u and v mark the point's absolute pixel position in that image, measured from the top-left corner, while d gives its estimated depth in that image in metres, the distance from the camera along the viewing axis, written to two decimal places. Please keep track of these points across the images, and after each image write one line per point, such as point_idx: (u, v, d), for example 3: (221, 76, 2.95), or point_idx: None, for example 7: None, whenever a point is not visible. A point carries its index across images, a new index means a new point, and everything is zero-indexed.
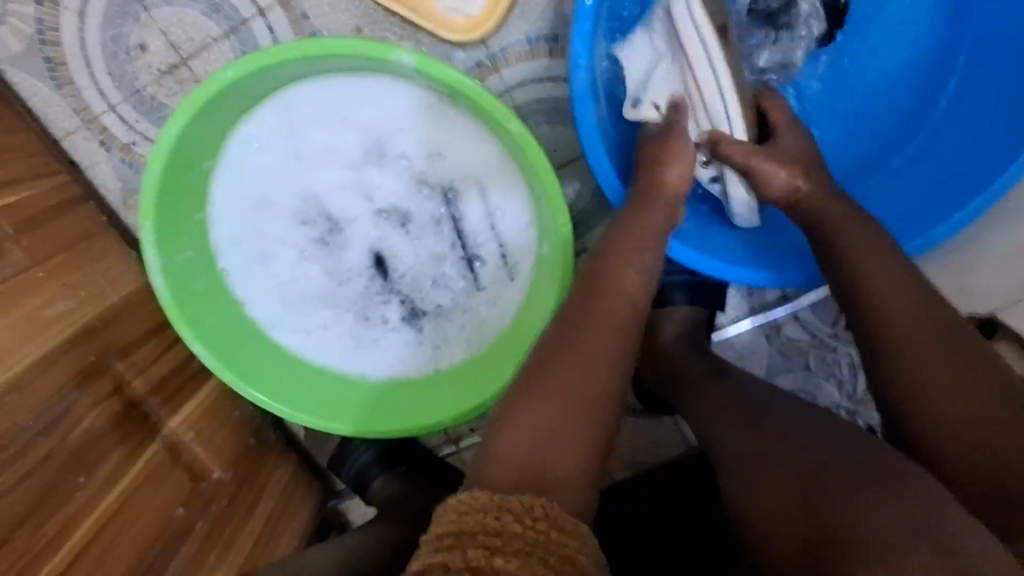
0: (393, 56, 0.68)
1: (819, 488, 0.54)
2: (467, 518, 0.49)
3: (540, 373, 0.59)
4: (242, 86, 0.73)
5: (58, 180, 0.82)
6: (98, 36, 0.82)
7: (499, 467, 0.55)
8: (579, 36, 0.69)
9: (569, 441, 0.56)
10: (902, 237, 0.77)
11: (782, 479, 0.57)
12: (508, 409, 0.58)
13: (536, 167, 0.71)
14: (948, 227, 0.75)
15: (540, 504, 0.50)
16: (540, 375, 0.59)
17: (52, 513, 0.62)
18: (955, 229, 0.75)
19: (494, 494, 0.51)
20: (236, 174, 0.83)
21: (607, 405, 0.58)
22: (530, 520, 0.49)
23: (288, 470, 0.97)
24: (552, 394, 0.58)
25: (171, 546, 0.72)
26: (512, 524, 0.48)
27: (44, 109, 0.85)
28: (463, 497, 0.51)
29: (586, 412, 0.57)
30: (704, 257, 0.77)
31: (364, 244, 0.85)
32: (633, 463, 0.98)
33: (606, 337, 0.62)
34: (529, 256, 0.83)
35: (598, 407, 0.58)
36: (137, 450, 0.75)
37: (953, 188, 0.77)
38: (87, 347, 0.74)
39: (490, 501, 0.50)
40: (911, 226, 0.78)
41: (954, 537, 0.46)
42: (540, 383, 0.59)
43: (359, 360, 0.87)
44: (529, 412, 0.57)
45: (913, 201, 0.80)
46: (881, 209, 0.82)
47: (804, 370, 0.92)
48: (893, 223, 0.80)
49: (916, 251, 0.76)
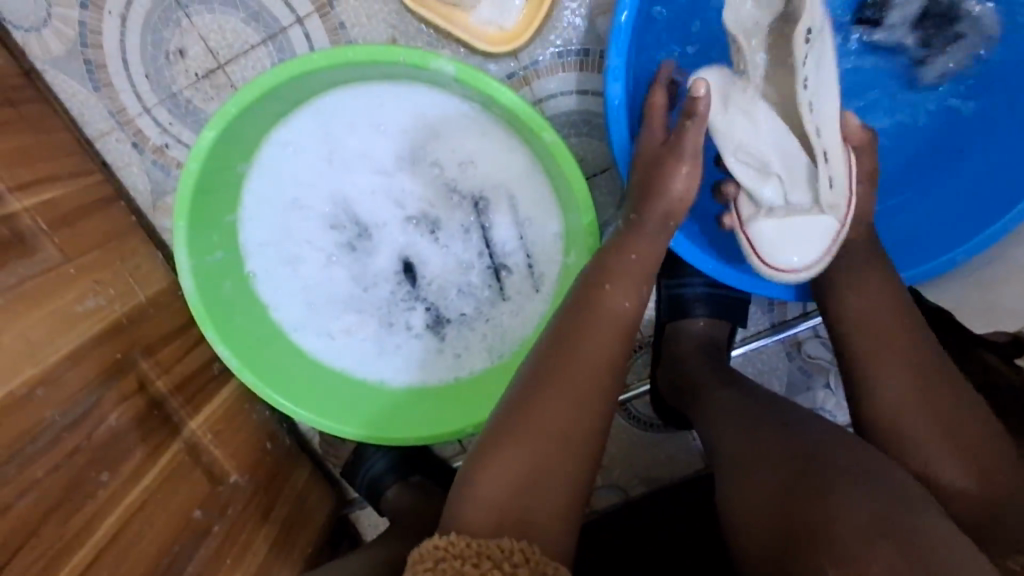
0: (434, 63, 0.70)
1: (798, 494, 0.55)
2: (441, 567, 0.49)
3: (541, 382, 0.59)
4: (282, 90, 0.74)
5: (91, 179, 0.83)
6: (139, 41, 0.84)
7: (490, 486, 0.55)
8: (617, 48, 0.70)
9: (572, 448, 0.57)
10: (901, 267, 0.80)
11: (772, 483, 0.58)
12: (509, 416, 0.58)
13: (568, 175, 0.73)
14: (943, 264, 0.77)
15: (520, 549, 0.50)
16: (546, 378, 0.60)
17: (76, 509, 0.61)
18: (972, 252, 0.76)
19: (471, 539, 0.51)
20: (270, 177, 0.84)
21: (596, 416, 0.59)
22: (510, 566, 0.49)
23: (300, 476, 0.96)
24: (541, 410, 0.58)
25: (189, 548, 0.71)
26: (491, 571, 0.48)
27: (80, 110, 0.86)
28: (440, 543, 0.51)
29: (577, 421, 0.58)
30: (726, 268, 0.77)
31: (392, 249, 0.86)
32: (648, 478, 0.98)
33: (625, 341, 0.63)
34: (555, 266, 0.84)
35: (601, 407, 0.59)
36: (158, 449, 0.74)
37: (964, 221, 0.79)
38: (114, 344, 0.74)
39: (468, 548, 0.50)
40: (932, 249, 0.79)
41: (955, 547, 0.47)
42: (544, 386, 0.59)
43: (382, 366, 0.87)
44: (536, 416, 0.57)
45: (926, 227, 0.82)
46: (893, 233, 0.84)
47: (824, 388, 0.92)
48: (937, 234, 0.80)
49: (914, 282, 0.78)
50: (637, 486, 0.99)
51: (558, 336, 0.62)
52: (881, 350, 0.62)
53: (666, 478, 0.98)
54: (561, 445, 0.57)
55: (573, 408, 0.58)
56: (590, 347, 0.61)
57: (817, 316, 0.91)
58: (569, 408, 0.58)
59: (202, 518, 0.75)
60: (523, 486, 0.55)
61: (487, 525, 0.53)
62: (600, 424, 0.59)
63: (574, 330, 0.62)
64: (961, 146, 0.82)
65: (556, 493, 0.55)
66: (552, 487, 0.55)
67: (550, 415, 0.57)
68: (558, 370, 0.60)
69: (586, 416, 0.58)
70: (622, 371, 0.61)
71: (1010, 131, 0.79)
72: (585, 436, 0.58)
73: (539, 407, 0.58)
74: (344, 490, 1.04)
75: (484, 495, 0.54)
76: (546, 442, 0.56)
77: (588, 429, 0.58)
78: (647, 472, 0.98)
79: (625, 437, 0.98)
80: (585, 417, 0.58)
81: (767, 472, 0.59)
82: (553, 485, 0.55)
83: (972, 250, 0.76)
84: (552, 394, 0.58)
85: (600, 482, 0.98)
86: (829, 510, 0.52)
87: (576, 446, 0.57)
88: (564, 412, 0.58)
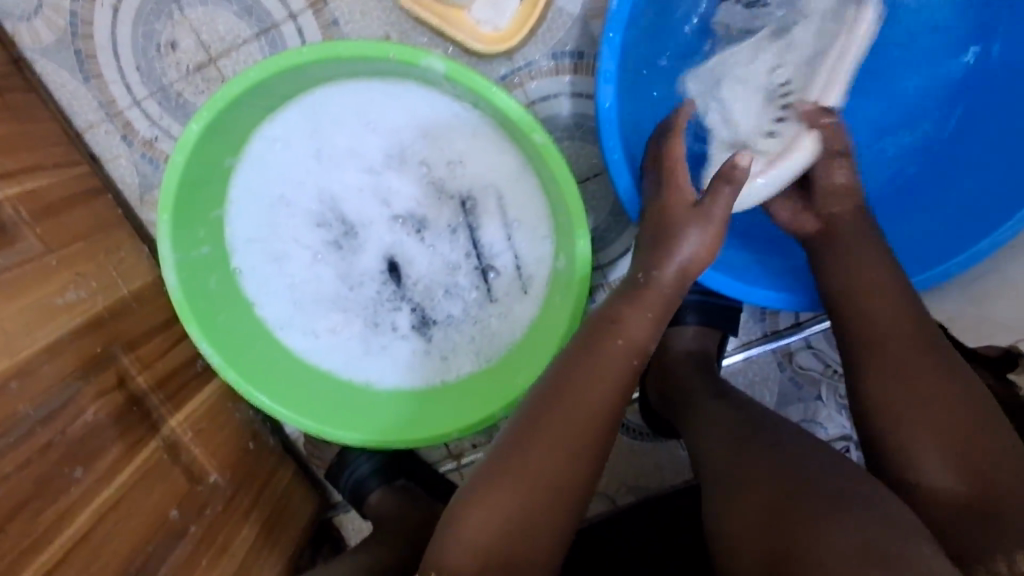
0: (423, 60, 0.69)
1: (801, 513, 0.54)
2: None
3: (535, 411, 0.59)
4: (271, 85, 0.73)
5: (78, 170, 0.82)
6: (130, 32, 0.83)
7: (479, 524, 0.54)
8: (609, 50, 0.69)
9: (565, 481, 0.57)
10: (910, 271, 0.77)
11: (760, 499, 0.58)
12: (509, 448, 0.58)
13: (559, 178, 0.72)
14: (936, 274, 0.75)
15: None
16: (547, 410, 0.59)
17: (45, 506, 0.60)
18: (972, 261, 0.74)
19: None
20: (257, 172, 0.83)
21: (590, 448, 0.58)
22: None
23: (284, 478, 0.94)
24: (533, 449, 0.57)
25: (164, 547, 0.70)
26: None
27: (69, 100, 0.85)
28: None
29: (572, 460, 0.57)
30: (719, 275, 0.76)
31: (379, 249, 0.84)
32: (635, 487, 0.97)
33: (620, 365, 0.62)
34: (546, 269, 0.83)
35: (595, 435, 0.59)
36: (136, 445, 0.73)
37: (953, 232, 0.77)
38: (95, 338, 0.73)
39: None
40: (923, 259, 0.78)
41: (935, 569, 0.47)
42: (543, 420, 0.58)
43: (367, 367, 0.86)
44: (532, 451, 0.57)
45: (922, 230, 0.80)
46: (899, 231, 0.81)
47: (815, 401, 0.91)
48: (919, 249, 0.79)
49: (923, 286, 0.76)
50: (624, 495, 0.97)
51: (560, 364, 0.62)
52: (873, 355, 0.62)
53: (654, 488, 0.96)
54: (561, 482, 0.57)
55: (566, 447, 0.57)
56: (588, 373, 0.60)
57: (809, 326, 0.90)
58: (562, 450, 0.57)
59: (179, 518, 0.74)
60: (512, 527, 0.54)
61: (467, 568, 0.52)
62: (591, 457, 0.58)
63: (572, 364, 0.61)
64: (968, 131, 0.79)
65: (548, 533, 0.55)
66: (538, 526, 0.55)
67: (543, 453, 0.57)
68: (555, 406, 0.59)
69: (578, 458, 0.58)
70: (600, 383, 0.60)
71: (998, 134, 0.77)
72: (573, 473, 0.57)
73: (532, 447, 0.57)
74: (328, 493, 1.02)
75: (470, 535, 0.54)
76: (535, 484, 0.56)
77: (584, 469, 0.58)
78: (635, 481, 0.97)
79: (612, 445, 0.96)
80: (580, 452, 0.58)
81: (758, 494, 0.58)
82: (543, 528, 0.55)
83: (972, 260, 0.74)
84: (551, 431, 0.58)
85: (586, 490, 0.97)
86: (811, 538, 0.50)
87: (564, 480, 0.57)
88: (555, 448, 0.57)
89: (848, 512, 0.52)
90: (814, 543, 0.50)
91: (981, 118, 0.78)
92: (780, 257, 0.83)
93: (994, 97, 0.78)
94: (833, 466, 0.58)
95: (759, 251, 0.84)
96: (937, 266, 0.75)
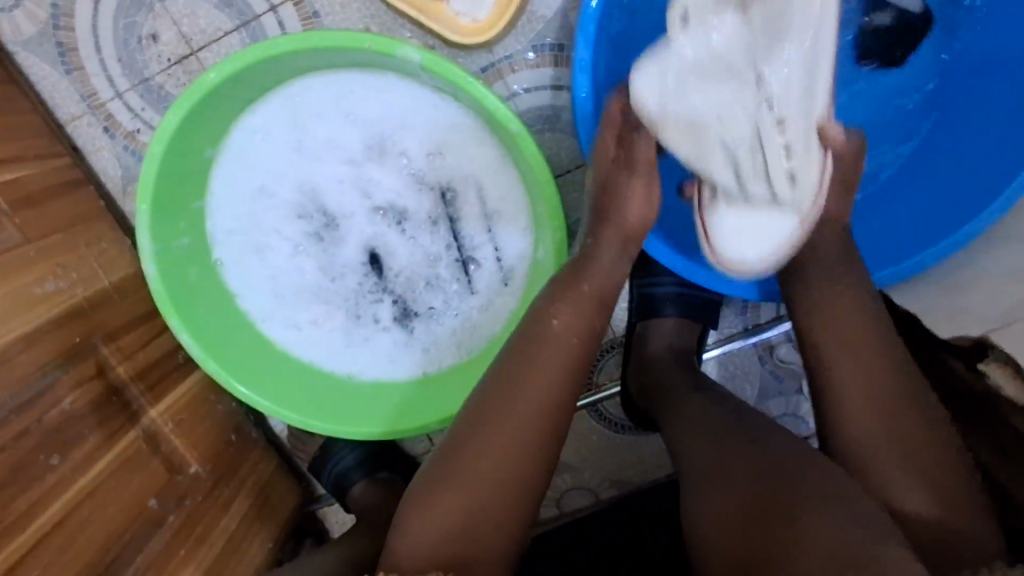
0: (400, 51, 0.69)
1: (771, 509, 0.55)
2: None
3: (488, 404, 0.60)
4: (249, 76, 0.74)
5: (60, 161, 0.83)
6: (111, 24, 0.84)
7: (426, 518, 0.56)
8: (584, 39, 0.70)
9: (526, 474, 0.58)
10: (873, 267, 0.78)
11: (731, 494, 0.59)
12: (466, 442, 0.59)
13: (535, 170, 0.72)
14: (909, 268, 0.75)
15: None
16: (510, 401, 0.59)
17: (20, 492, 0.60)
18: (943, 255, 0.74)
19: None
20: (238, 164, 0.83)
21: (552, 443, 0.59)
22: None
23: (267, 470, 0.95)
24: (492, 443, 0.58)
25: (142, 537, 0.70)
26: None
27: (51, 92, 0.85)
28: None
29: (534, 451, 0.58)
30: (697, 268, 0.77)
31: (360, 241, 0.85)
32: (618, 481, 0.97)
33: (591, 355, 0.62)
34: (525, 261, 0.83)
35: (557, 424, 0.60)
36: (115, 435, 0.73)
37: (918, 232, 0.78)
38: (74, 328, 0.73)
39: None
40: (894, 256, 0.78)
41: (900, 561, 0.47)
42: (506, 412, 0.59)
43: (349, 359, 0.86)
44: (492, 442, 0.58)
45: (897, 227, 0.80)
46: (863, 229, 0.83)
47: (796, 394, 0.92)
48: (891, 247, 0.79)
49: (883, 283, 0.77)
50: (608, 489, 0.97)
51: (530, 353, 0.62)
52: (846, 352, 0.62)
53: (637, 482, 0.97)
54: (518, 475, 0.58)
55: (524, 444, 0.58)
56: (547, 365, 0.61)
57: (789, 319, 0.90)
58: (522, 447, 0.58)
59: (157, 508, 0.74)
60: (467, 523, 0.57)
61: (416, 561, 0.54)
62: (553, 448, 0.59)
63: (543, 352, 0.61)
64: (940, 139, 0.80)
65: (502, 528, 0.57)
66: (490, 527, 0.56)
67: (500, 445, 0.58)
68: (522, 396, 0.59)
69: (541, 449, 0.59)
70: (568, 377, 0.61)
71: (974, 129, 0.77)
72: (525, 466, 0.58)
73: (491, 439, 0.58)
74: (311, 486, 1.03)
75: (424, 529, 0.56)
76: (484, 482, 0.57)
77: (544, 460, 0.59)
78: (617, 475, 0.97)
79: (595, 438, 0.96)
80: (544, 443, 0.59)
81: (734, 489, 0.59)
82: (488, 521, 0.56)
83: (942, 254, 0.74)
84: (515, 422, 0.58)
85: (568, 483, 0.97)
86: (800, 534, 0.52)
87: (523, 473, 0.58)
88: (517, 441, 0.58)
89: (831, 504, 0.53)
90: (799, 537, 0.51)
91: (956, 117, 0.79)
92: None
93: (968, 107, 0.78)
94: (805, 454, 0.60)
95: None
96: (902, 264, 0.76)
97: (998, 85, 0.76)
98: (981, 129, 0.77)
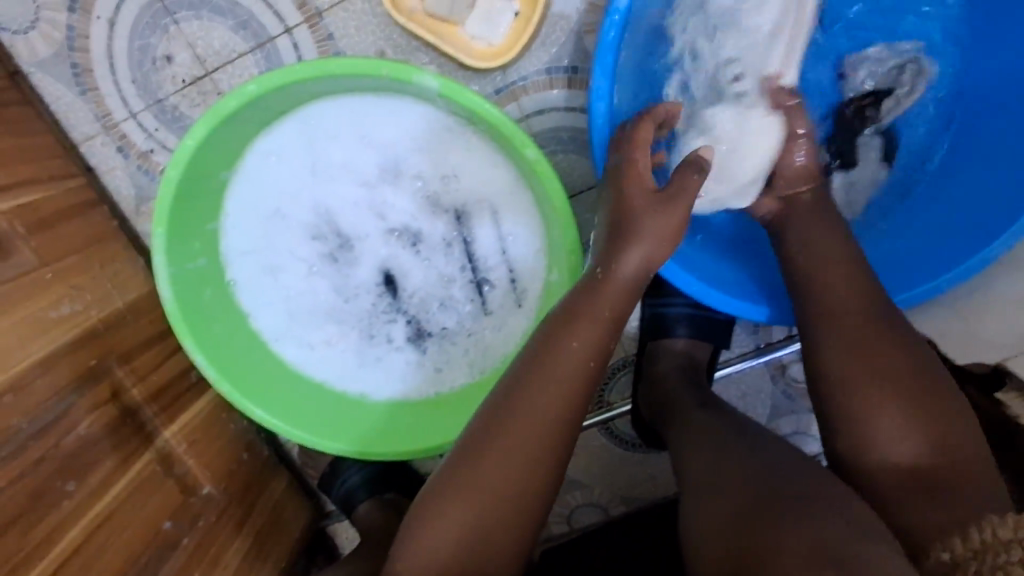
0: (418, 78, 0.70)
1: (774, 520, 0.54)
2: None
3: (498, 414, 0.59)
4: (267, 100, 0.74)
5: (72, 182, 0.83)
6: (126, 45, 0.84)
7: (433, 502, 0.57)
8: (602, 68, 0.71)
9: (538, 493, 0.58)
10: (893, 288, 0.77)
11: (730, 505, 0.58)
12: (475, 451, 0.58)
13: (550, 192, 0.72)
14: (927, 290, 0.75)
15: None
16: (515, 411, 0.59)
17: (39, 519, 0.59)
18: (960, 278, 0.74)
19: None
20: (253, 185, 0.83)
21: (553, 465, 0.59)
22: None
23: (277, 488, 0.95)
24: (489, 459, 0.58)
25: (158, 559, 0.70)
26: None
27: (65, 114, 0.86)
28: None
29: (534, 471, 0.58)
30: (711, 290, 0.77)
31: (374, 262, 0.85)
32: (628, 497, 0.97)
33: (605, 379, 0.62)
34: (538, 283, 0.83)
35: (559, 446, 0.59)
36: (129, 457, 0.73)
37: (940, 248, 0.77)
38: (89, 351, 0.73)
39: None
40: (902, 278, 0.78)
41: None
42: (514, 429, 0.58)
43: (362, 378, 0.86)
44: (499, 464, 0.57)
45: (909, 247, 0.80)
46: (877, 252, 0.82)
47: (807, 413, 0.92)
48: (893, 271, 0.79)
49: (905, 304, 0.76)
50: (618, 506, 0.97)
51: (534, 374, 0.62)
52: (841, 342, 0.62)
53: (646, 499, 0.97)
54: (529, 493, 0.58)
55: (529, 466, 0.58)
56: (553, 379, 0.60)
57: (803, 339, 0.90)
58: (529, 468, 0.58)
59: (173, 530, 0.74)
60: (472, 539, 0.56)
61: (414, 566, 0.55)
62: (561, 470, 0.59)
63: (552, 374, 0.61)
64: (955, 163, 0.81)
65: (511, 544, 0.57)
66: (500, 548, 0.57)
67: (503, 465, 0.57)
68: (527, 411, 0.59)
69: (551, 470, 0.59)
70: (576, 396, 0.60)
71: (996, 150, 0.77)
72: (540, 477, 0.58)
73: (493, 455, 0.58)
74: (322, 503, 1.03)
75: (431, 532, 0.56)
76: (490, 482, 0.57)
77: (551, 483, 0.59)
78: (628, 491, 0.97)
79: (607, 456, 0.96)
80: (554, 465, 0.59)
81: (726, 500, 0.58)
82: (483, 528, 0.56)
83: (961, 277, 0.74)
84: (526, 443, 0.58)
85: (579, 500, 0.98)
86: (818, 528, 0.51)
87: (536, 487, 0.58)
88: (526, 465, 0.58)
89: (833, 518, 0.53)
90: (790, 533, 0.51)
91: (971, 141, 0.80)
92: (770, 271, 0.84)
93: (956, 117, 0.82)
94: (803, 466, 0.60)
95: (751, 265, 0.84)
96: (922, 285, 0.75)
97: (1004, 98, 0.77)
98: (994, 150, 0.77)
